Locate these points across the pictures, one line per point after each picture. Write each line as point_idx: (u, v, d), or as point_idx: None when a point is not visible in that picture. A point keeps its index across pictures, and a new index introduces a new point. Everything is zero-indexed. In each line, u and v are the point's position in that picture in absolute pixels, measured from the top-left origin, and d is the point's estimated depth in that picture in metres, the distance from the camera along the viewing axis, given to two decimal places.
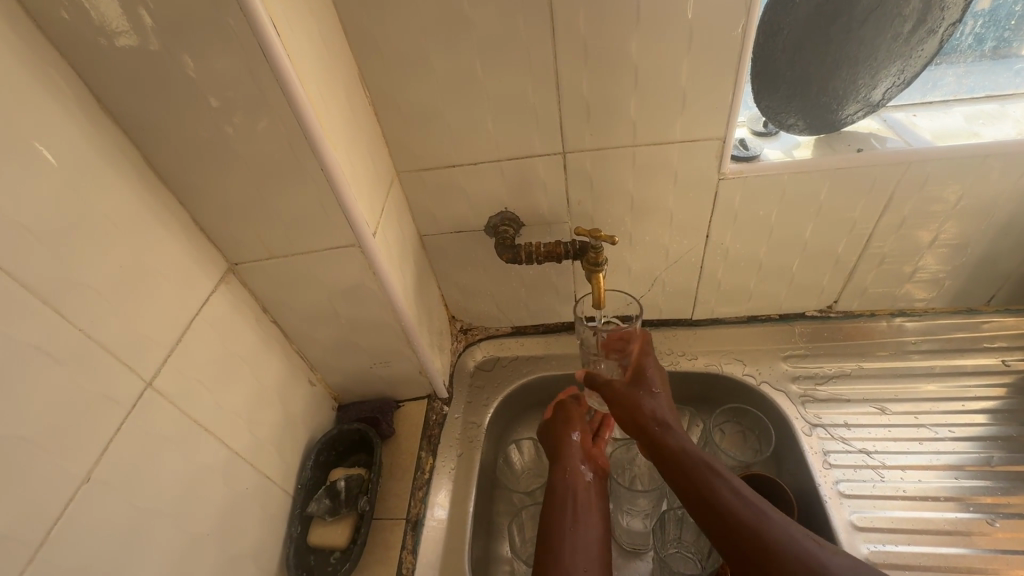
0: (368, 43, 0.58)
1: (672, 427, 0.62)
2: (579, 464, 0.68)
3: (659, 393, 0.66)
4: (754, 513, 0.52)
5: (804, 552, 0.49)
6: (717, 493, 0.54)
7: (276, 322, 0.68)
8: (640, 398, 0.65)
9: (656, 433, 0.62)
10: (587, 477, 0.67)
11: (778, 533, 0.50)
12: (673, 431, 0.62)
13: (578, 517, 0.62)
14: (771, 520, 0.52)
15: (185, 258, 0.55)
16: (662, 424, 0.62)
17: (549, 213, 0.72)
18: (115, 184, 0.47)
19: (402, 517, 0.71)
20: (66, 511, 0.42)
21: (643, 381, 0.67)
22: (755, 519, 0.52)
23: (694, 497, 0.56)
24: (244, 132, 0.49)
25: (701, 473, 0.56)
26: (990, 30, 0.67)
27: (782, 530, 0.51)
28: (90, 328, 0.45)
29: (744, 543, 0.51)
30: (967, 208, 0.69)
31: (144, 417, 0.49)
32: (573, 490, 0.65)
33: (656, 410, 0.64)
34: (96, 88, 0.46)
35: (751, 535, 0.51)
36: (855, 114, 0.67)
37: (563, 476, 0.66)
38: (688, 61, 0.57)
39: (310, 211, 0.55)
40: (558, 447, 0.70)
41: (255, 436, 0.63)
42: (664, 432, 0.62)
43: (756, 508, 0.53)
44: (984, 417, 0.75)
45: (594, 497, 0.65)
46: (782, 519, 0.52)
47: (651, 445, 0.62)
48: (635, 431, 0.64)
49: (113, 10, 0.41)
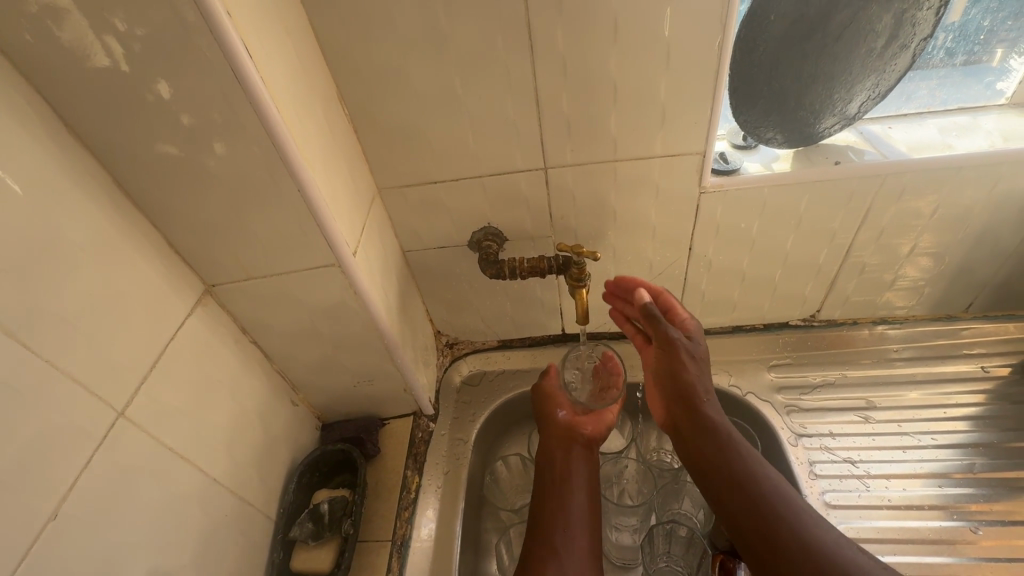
0: (345, 60, 0.57)
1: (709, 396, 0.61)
2: (561, 435, 0.69)
3: (706, 363, 0.64)
4: (790, 507, 0.50)
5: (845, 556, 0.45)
6: (757, 485, 0.52)
7: (256, 343, 0.66)
8: (688, 360, 0.62)
9: (693, 403, 0.60)
10: (574, 449, 0.68)
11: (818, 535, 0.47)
12: (711, 405, 0.60)
13: (566, 488, 0.64)
14: (811, 520, 0.49)
15: (158, 281, 0.53)
16: (696, 395, 0.60)
17: (532, 228, 0.72)
18: (82, 207, 0.46)
19: (388, 539, 0.70)
20: (32, 550, 0.40)
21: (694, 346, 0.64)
22: (790, 517, 0.49)
23: (725, 486, 0.53)
24: (219, 154, 0.48)
25: (734, 456, 0.55)
26: (960, 44, 0.67)
27: (824, 531, 0.48)
28: (58, 359, 0.44)
29: (780, 547, 0.47)
30: (944, 220, 0.70)
31: (116, 448, 0.48)
32: (562, 465, 0.67)
33: (703, 379, 0.62)
34: (61, 109, 0.44)
35: (790, 534, 0.47)
36: (832, 127, 0.68)
37: (547, 456, 0.68)
38: (667, 78, 0.57)
39: (289, 232, 0.54)
40: (545, 423, 0.71)
41: (235, 460, 0.62)
42: (706, 404, 0.59)
43: (792, 505, 0.50)
44: (965, 424, 0.76)
45: (574, 465, 0.66)
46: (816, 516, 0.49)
47: (686, 418, 0.60)
48: (673, 399, 0.62)
49: (79, 32, 0.40)
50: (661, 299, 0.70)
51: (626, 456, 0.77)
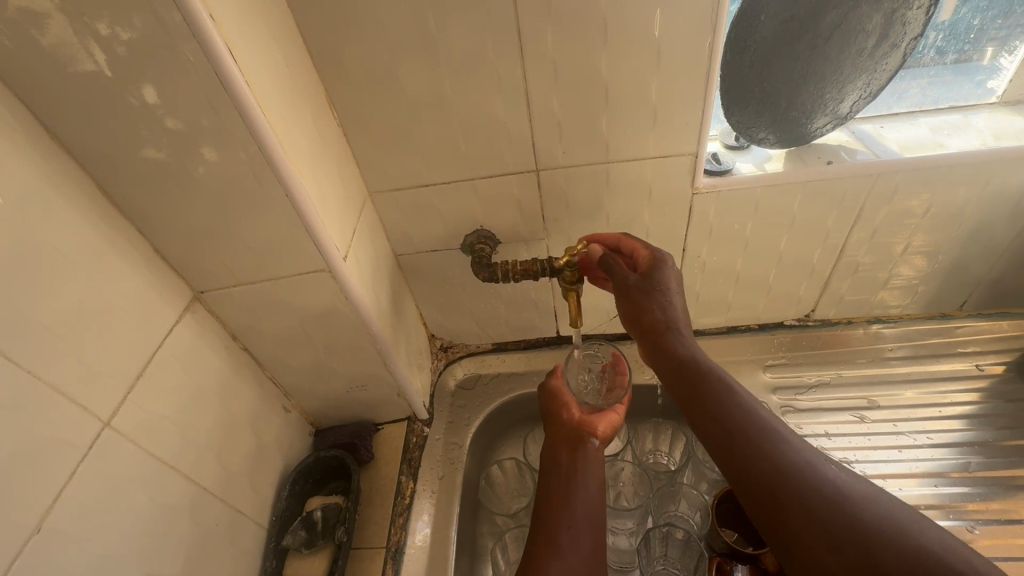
0: (333, 63, 0.57)
1: (680, 332, 0.55)
2: (568, 434, 0.66)
3: (674, 296, 0.57)
4: (772, 440, 0.44)
5: (832, 485, 0.41)
6: (734, 419, 0.47)
7: (246, 349, 0.65)
8: (646, 297, 0.57)
9: (657, 337, 0.56)
10: (582, 447, 0.64)
11: (802, 466, 0.42)
12: (679, 337, 0.55)
13: (573, 488, 0.60)
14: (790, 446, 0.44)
15: (145, 290, 0.53)
16: (659, 331, 0.56)
17: (525, 230, 0.72)
18: (65, 215, 0.45)
19: (382, 546, 0.69)
20: (15, 564, 0.40)
21: (649, 282, 0.58)
22: (772, 448, 0.44)
23: (707, 427, 0.48)
24: (205, 159, 0.47)
25: (713, 392, 0.49)
26: (951, 43, 0.67)
27: (809, 459, 0.43)
28: (41, 370, 0.43)
29: (761, 475, 0.43)
30: (936, 218, 0.70)
31: (103, 460, 0.47)
32: (569, 466, 0.63)
33: (667, 312, 0.56)
34: (42, 115, 0.44)
35: (771, 467, 0.43)
36: (824, 126, 0.68)
37: (553, 455, 0.65)
38: (657, 79, 0.57)
39: (278, 237, 0.54)
40: (552, 422, 0.68)
41: (225, 469, 0.61)
42: (670, 337, 0.55)
43: (774, 433, 0.45)
44: (960, 422, 0.76)
45: (582, 465, 0.62)
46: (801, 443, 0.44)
47: (655, 355, 0.56)
48: (641, 337, 0.58)
49: (59, 37, 0.40)
50: (624, 242, 0.63)
51: (622, 458, 0.77)
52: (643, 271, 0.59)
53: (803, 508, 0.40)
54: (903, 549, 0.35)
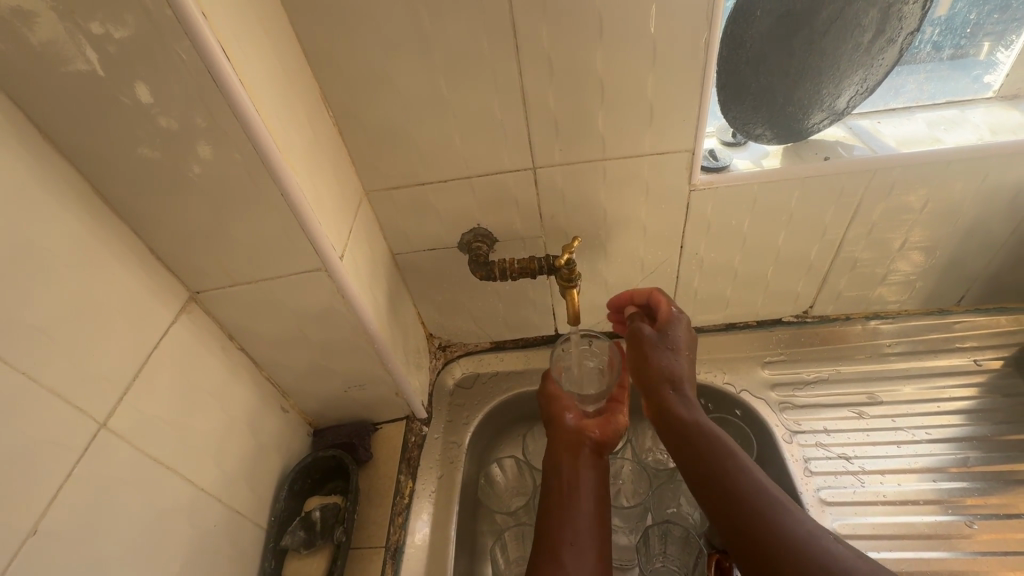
0: (329, 61, 0.56)
1: (687, 393, 0.59)
2: (570, 440, 0.66)
3: (682, 355, 0.62)
4: (773, 509, 0.47)
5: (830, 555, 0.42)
6: (746, 498, 0.48)
7: (243, 349, 0.65)
8: (658, 351, 0.63)
9: (661, 396, 0.60)
10: (582, 454, 0.65)
11: (798, 533, 0.44)
12: (683, 397, 0.59)
13: (572, 497, 0.61)
14: (800, 529, 0.44)
15: (141, 290, 0.52)
16: (666, 386, 0.60)
17: (522, 228, 0.72)
18: (57, 214, 0.45)
19: (381, 545, 0.69)
20: (11, 565, 0.40)
21: (663, 338, 0.64)
22: (771, 514, 0.46)
23: (710, 493, 0.51)
24: (200, 160, 0.47)
25: (718, 453, 0.52)
26: (947, 38, 0.67)
27: (812, 532, 0.44)
28: (36, 370, 0.43)
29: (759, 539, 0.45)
30: (934, 214, 0.70)
31: (99, 461, 0.47)
32: (570, 471, 0.63)
33: (672, 369, 0.61)
34: (34, 115, 0.43)
35: (769, 533, 0.45)
36: (821, 122, 0.68)
37: (554, 461, 0.65)
38: (654, 75, 0.57)
39: (274, 236, 0.53)
40: (553, 427, 0.69)
41: (223, 469, 0.61)
42: (674, 396, 0.59)
43: (776, 503, 0.47)
44: (959, 417, 0.76)
45: (583, 474, 0.63)
46: (803, 515, 0.46)
47: (660, 413, 0.60)
48: (647, 392, 0.63)
49: (48, 36, 0.39)
50: (651, 296, 0.68)
51: (622, 456, 0.77)
52: (661, 326, 0.65)
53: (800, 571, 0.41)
54: None
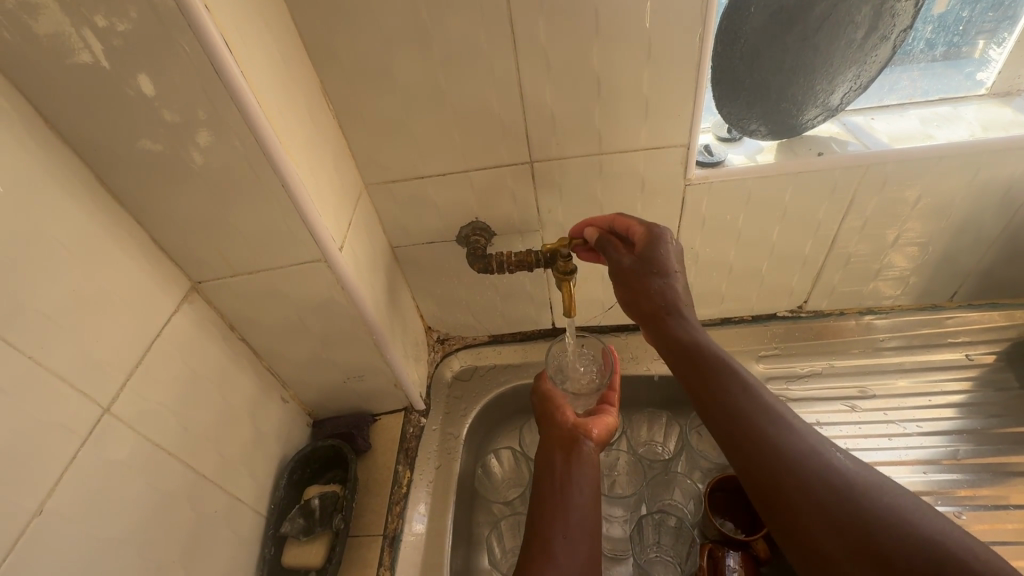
0: (328, 55, 0.57)
1: (683, 315, 0.57)
2: (565, 437, 0.66)
3: (677, 274, 0.58)
4: (777, 424, 0.47)
5: (836, 470, 0.44)
6: (753, 420, 0.48)
7: (244, 339, 0.66)
8: (649, 276, 0.58)
9: (660, 322, 0.58)
10: (576, 450, 0.64)
11: (802, 449, 0.45)
12: (681, 321, 0.57)
13: (565, 492, 0.60)
14: (806, 447, 0.45)
15: (143, 279, 0.53)
16: (665, 312, 0.57)
17: (519, 222, 0.72)
18: (62, 203, 0.46)
19: (379, 534, 0.70)
20: (9, 557, 0.40)
21: (648, 262, 0.58)
22: (775, 430, 0.47)
23: (713, 413, 0.50)
24: (201, 151, 0.48)
25: (720, 377, 0.51)
26: (940, 35, 0.67)
27: (815, 447, 0.45)
28: (40, 355, 0.44)
29: (764, 459, 0.46)
30: (926, 210, 0.71)
31: (102, 445, 0.48)
32: (563, 467, 0.62)
33: (667, 296, 0.57)
34: (40, 106, 0.44)
35: (773, 452, 0.46)
36: (814, 118, 0.69)
37: (547, 456, 0.65)
38: (649, 70, 0.58)
39: (274, 227, 0.54)
40: (548, 423, 0.68)
41: (223, 456, 0.62)
42: (673, 323, 0.57)
43: (777, 418, 0.48)
44: (951, 411, 0.77)
45: (576, 470, 0.62)
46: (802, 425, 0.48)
47: (660, 340, 0.58)
48: (642, 318, 0.60)
49: (53, 28, 0.40)
50: (620, 221, 0.63)
51: (617, 447, 0.78)
52: (641, 250, 0.59)
53: (808, 491, 0.43)
54: (901, 529, 0.39)
